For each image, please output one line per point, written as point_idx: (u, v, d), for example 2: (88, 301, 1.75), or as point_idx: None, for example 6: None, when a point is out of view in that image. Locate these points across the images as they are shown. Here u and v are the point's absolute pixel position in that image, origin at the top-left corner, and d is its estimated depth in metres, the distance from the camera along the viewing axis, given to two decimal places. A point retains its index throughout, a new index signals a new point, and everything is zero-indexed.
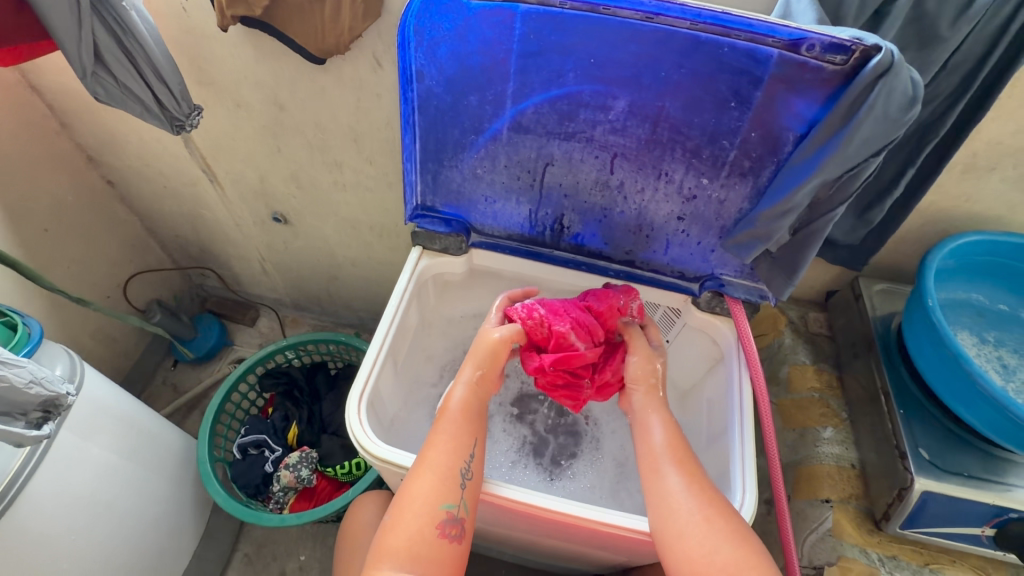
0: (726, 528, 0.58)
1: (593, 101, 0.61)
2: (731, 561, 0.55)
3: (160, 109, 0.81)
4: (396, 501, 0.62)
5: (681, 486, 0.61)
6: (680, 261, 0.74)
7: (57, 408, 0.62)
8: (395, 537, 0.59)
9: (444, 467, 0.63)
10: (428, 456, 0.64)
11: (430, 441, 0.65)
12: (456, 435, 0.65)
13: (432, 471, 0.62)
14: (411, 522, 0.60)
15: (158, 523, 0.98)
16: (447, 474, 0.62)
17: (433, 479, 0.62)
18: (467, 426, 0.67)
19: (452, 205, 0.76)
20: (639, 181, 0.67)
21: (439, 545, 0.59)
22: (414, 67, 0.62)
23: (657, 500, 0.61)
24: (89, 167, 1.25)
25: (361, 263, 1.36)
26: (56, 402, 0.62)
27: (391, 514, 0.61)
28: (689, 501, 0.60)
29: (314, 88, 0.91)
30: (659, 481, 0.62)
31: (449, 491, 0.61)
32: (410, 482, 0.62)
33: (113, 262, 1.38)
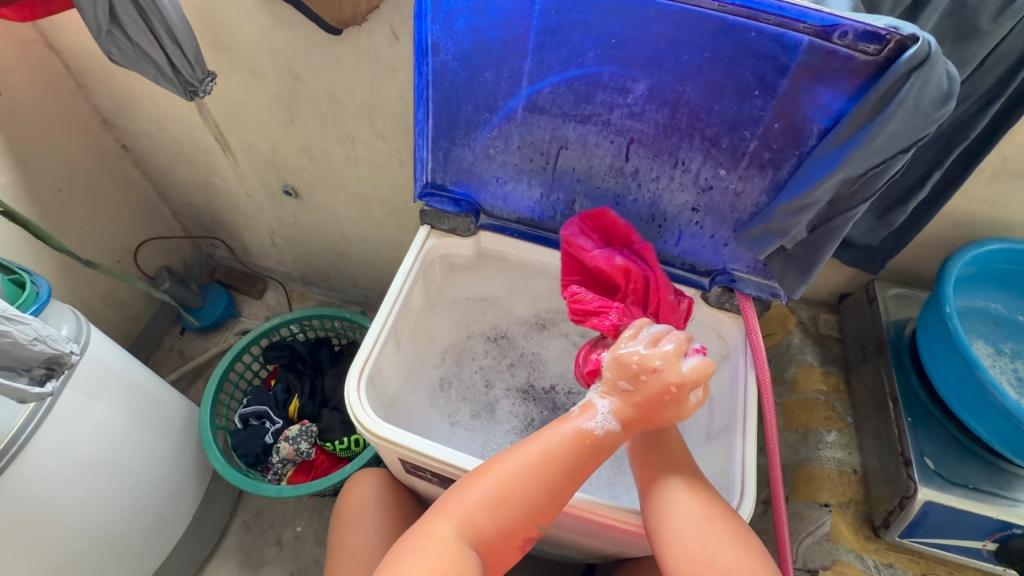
0: (722, 530, 0.57)
1: (612, 82, 0.59)
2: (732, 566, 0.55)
3: (173, 72, 0.80)
4: (498, 473, 0.61)
5: (683, 488, 0.61)
6: (691, 253, 0.72)
7: (60, 366, 0.63)
8: (484, 516, 0.58)
9: (560, 490, 0.61)
10: (541, 446, 0.62)
11: (545, 439, 0.62)
12: (580, 461, 0.61)
13: (532, 467, 0.60)
14: (506, 517, 0.59)
15: (160, 485, 1.00)
16: (547, 491, 0.60)
17: (546, 491, 0.60)
18: (590, 461, 0.62)
19: (462, 183, 0.74)
20: (654, 168, 0.65)
21: (508, 547, 0.60)
22: (429, 39, 0.60)
23: (658, 501, 0.61)
24: (104, 130, 1.25)
25: (370, 240, 1.36)
26: (60, 359, 0.62)
27: (494, 491, 0.59)
28: (688, 502, 0.60)
29: (328, 59, 0.90)
30: (660, 484, 0.62)
31: (541, 509, 0.60)
32: (508, 463, 0.61)
33: (125, 226, 1.38)
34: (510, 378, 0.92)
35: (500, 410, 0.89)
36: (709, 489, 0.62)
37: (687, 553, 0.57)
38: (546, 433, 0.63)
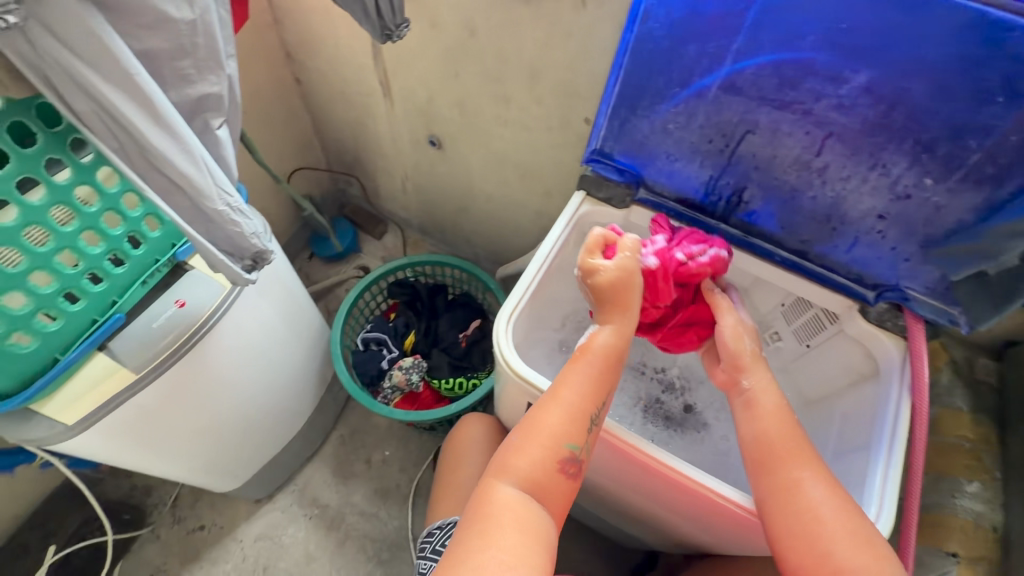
0: (851, 518, 0.56)
1: (826, 71, 0.57)
2: (857, 560, 0.54)
3: (376, 16, 0.86)
4: (524, 428, 0.63)
5: (813, 480, 0.59)
6: (862, 263, 0.69)
7: (263, 261, 0.71)
8: (521, 458, 0.60)
9: (577, 408, 0.63)
10: (558, 404, 0.63)
11: (571, 372, 0.65)
12: (596, 383, 0.65)
13: (567, 412, 0.62)
14: (536, 450, 0.61)
15: (290, 383, 1.12)
16: (567, 414, 0.62)
17: (564, 416, 0.62)
18: (611, 373, 0.66)
19: (629, 155, 0.75)
20: (847, 168, 0.62)
21: (556, 478, 0.61)
22: (642, 6, 0.61)
23: (781, 483, 0.59)
24: (285, 63, 1.38)
25: (495, 201, 1.42)
26: (264, 255, 0.70)
27: (517, 436, 0.63)
28: (818, 491, 0.58)
29: (510, 18, 0.93)
30: (793, 479, 0.59)
31: (574, 432, 0.62)
32: (544, 414, 0.63)
33: (285, 153, 1.54)
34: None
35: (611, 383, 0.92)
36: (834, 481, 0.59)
37: (807, 530, 0.56)
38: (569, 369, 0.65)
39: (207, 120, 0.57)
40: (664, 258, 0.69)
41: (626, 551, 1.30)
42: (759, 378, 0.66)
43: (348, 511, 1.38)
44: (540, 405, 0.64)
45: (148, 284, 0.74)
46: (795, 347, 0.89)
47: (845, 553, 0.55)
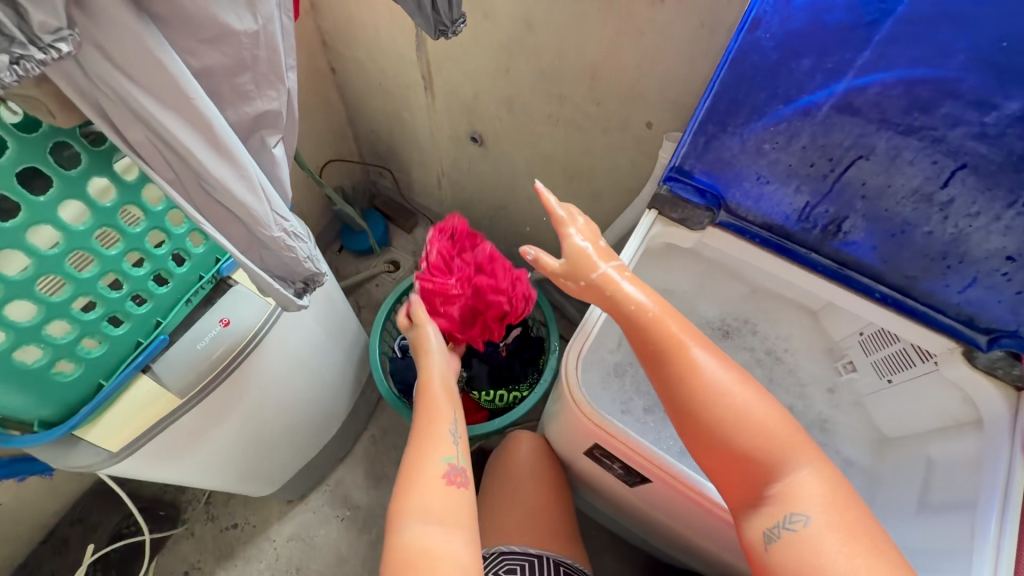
0: (749, 407, 0.55)
1: (970, 95, 0.49)
2: (774, 441, 0.54)
3: (432, 10, 0.79)
4: (404, 484, 0.60)
5: (732, 380, 0.57)
6: (976, 305, 0.62)
7: (314, 283, 0.67)
8: (420, 497, 0.58)
9: (432, 430, 0.65)
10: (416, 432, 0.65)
11: (427, 412, 0.67)
12: (433, 412, 0.67)
13: (427, 440, 0.63)
14: (430, 484, 0.59)
15: (328, 391, 1.09)
16: (434, 436, 0.64)
17: (431, 438, 0.64)
18: (452, 398, 0.70)
19: (712, 174, 0.68)
20: (977, 203, 0.55)
21: (455, 497, 0.59)
22: (753, 13, 0.54)
23: (678, 371, 0.57)
24: (321, 51, 1.31)
25: (537, 201, 1.35)
26: (316, 278, 0.66)
27: (400, 488, 0.59)
28: (723, 375, 0.57)
29: (574, 13, 0.85)
30: (682, 355, 0.58)
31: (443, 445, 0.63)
32: (412, 450, 0.63)
33: (317, 145, 1.48)
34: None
35: (669, 411, 0.87)
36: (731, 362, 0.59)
37: (727, 421, 0.55)
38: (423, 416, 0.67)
39: (264, 138, 0.52)
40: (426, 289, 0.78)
41: (663, 567, 1.27)
42: (635, 302, 0.60)
43: (379, 515, 1.36)
44: (412, 446, 0.64)
45: (192, 302, 0.70)
46: (873, 381, 0.83)
47: (746, 438, 0.54)
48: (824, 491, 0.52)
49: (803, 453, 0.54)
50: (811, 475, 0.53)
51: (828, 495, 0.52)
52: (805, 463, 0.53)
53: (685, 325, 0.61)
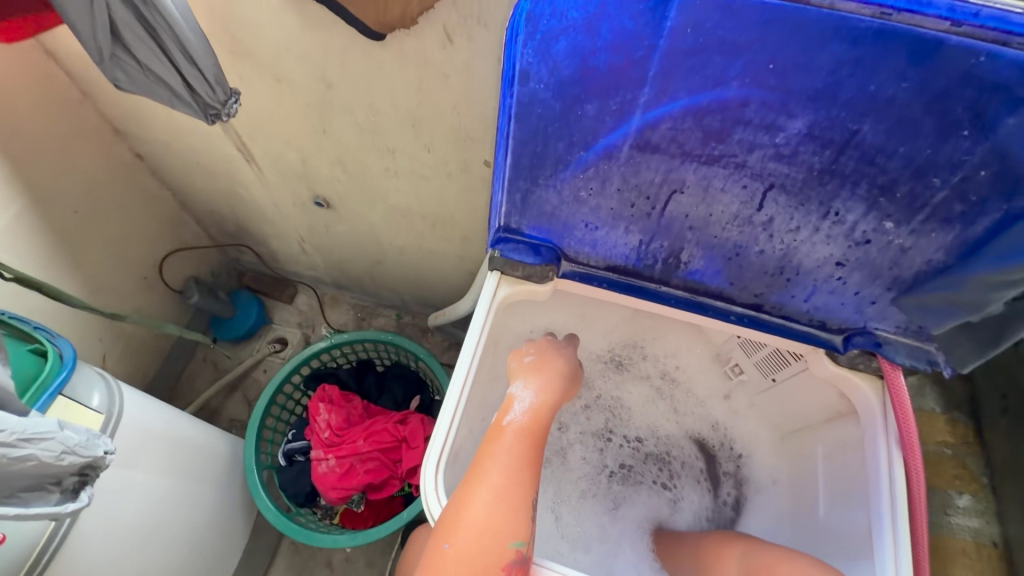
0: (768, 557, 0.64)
1: (757, 118, 0.45)
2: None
3: (190, 95, 0.68)
4: (452, 523, 0.54)
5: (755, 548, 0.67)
6: (825, 310, 0.60)
7: (94, 471, 0.55)
8: (448, 571, 0.51)
9: (509, 495, 0.56)
10: (487, 477, 0.57)
11: (499, 445, 0.61)
12: (525, 452, 0.60)
13: (498, 491, 0.56)
14: (473, 561, 0.52)
15: (205, 533, 0.94)
16: (494, 498, 0.55)
17: (493, 503, 0.55)
18: (536, 446, 0.62)
19: (541, 228, 0.62)
20: (795, 218, 0.52)
21: None
22: (518, 65, 0.46)
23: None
24: (116, 139, 1.13)
25: (409, 250, 1.25)
26: (93, 464, 0.54)
27: (448, 543, 0.53)
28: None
29: (368, 65, 0.76)
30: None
31: (516, 526, 0.55)
32: (477, 494, 0.55)
33: (149, 241, 1.29)
34: (586, 422, 0.87)
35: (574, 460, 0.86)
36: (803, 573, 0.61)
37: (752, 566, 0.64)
38: (495, 446, 0.61)
39: None
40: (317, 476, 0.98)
41: None
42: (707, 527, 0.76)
43: None
44: (458, 498, 0.56)
45: None
46: (760, 381, 0.81)
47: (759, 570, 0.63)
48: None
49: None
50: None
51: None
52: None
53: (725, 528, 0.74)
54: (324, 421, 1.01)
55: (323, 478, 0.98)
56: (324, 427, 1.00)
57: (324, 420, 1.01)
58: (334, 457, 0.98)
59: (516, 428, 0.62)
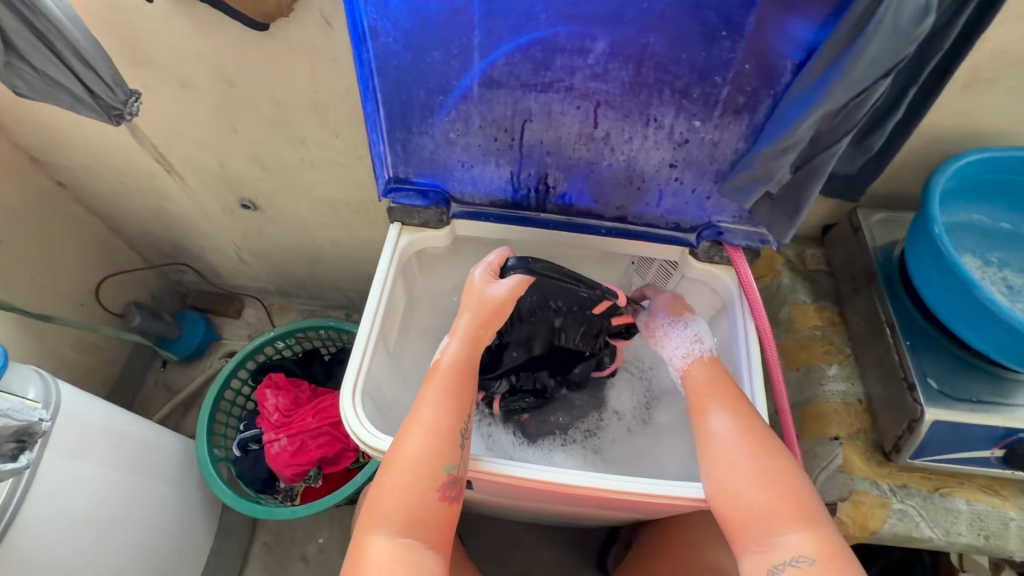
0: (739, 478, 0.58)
1: (569, 44, 0.55)
2: (764, 508, 0.56)
3: (92, 98, 0.74)
4: (391, 459, 0.60)
5: (727, 430, 0.61)
6: (675, 212, 0.70)
7: (29, 436, 0.70)
8: (390, 499, 0.58)
9: (438, 426, 0.61)
10: (420, 415, 0.62)
11: (430, 390, 0.64)
12: (453, 391, 0.64)
13: (428, 427, 0.61)
14: (409, 486, 0.58)
15: (167, 529, 0.97)
16: (428, 435, 0.60)
17: (426, 436, 0.60)
18: (465, 386, 0.66)
19: (426, 174, 0.70)
20: (626, 129, 0.62)
21: (436, 505, 0.59)
22: (366, 23, 0.55)
23: (706, 443, 0.62)
24: (35, 169, 1.16)
25: (342, 243, 1.31)
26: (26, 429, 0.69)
27: (386, 476, 0.59)
28: (730, 442, 0.60)
29: (261, 58, 0.83)
30: (704, 424, 0.63)
31: (446, 454, 0.60)
32: (410, 434, 0.61)
33: (81, 268, 1.30)
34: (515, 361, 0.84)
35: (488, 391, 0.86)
36: (759, 426, 0.62)
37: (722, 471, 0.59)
38: (427, 390, 0.65)
39: None
40: (269, 456, 1.03)
41: (592, 534, 1.27)
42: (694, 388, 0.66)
43: None
44: (398, 436, 0.62)
45: None
46: None
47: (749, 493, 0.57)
48: (815, 552, 0.53)
49: (793, 515, 0.55)
50: (804, 536, 0.54)
51: (825, 554, 0.52)
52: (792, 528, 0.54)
53: (722, 396, 0.64)
54: (270, 405, 1.06)
55: (275, 458, 1.03)
56: (271, 410, 1.06)
57: (270, 403, 1.07)
58: (285, 436, 1.03)
59: (443, 373, 0.66)
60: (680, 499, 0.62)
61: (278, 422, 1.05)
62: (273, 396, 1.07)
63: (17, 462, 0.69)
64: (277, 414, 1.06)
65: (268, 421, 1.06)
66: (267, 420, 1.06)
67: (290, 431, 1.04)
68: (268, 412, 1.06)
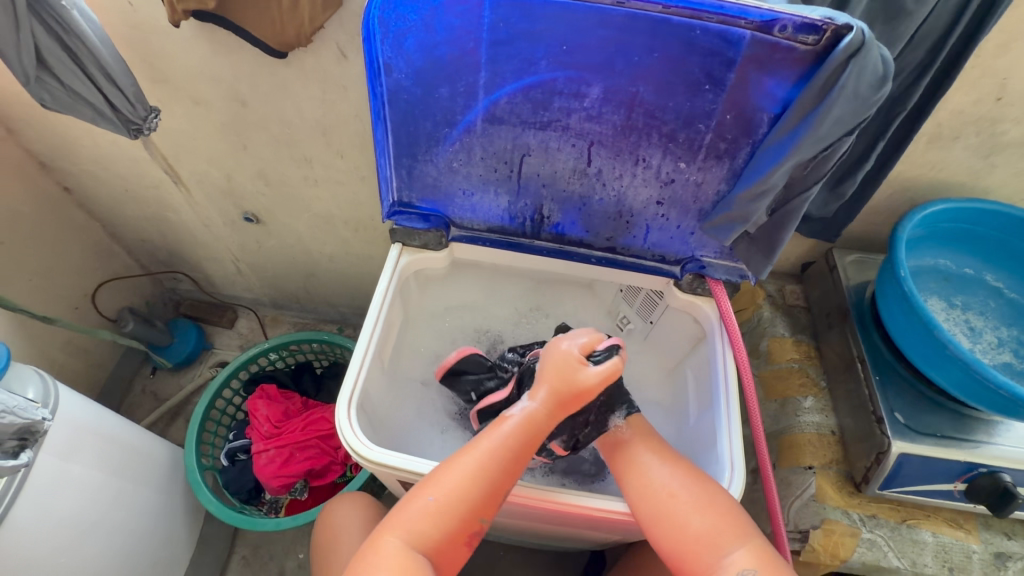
0: (677, 505, 0.61)
1: (567, 88, 0.60)
2: (707, 530, 0.59)
3: (112, 112, 0.78)
4: (444, 485, 0.60)
5: (655, 462, 0.65)
6: (660, 245, 0.76)
7: (31, 435, 0.71)
8: (424, 521, 0.59)
9: (493, 472, 0.61)
10: (474, 457, 0.61)
11: (488, 442, 0.62)
12: (515, 456, 0.62)
13: (479, 470, 0.61)
14: (423, 518, 0.59)
15: (149, 533, 0.97)
16: (490, 485, 0.61)
17: (485, 483, 0.61)
18: (523, 453, 0.62)
19: (428, 199, 0.75)
20: (617, 167, 0.67)
21: (453, 547, 0.60)
22: (381, 60, 0.59)
23: (636, 482, 0.64)
24: (42, 174, 1.18)
25: (339, 258, 1.34)
26: (31, 428, 0.71)
27: (433, 498, 0.60)
28: (664, 475, 0.64)
29: (275, 81, 0.87)
30: (633, 463, 0.66)
31: (484, 505, 0.61)
32: (453, 474, 0.61)
33: (78, 271, 1.32)
34: None
35: None
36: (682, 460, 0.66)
37: (653, 500, 0.62)
38: (488, 436, 0.63)
39: None
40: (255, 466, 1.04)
41: (572, 558, 1.26)
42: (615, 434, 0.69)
43: None
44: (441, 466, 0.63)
45: None
46: (642, 327, 0.90)
47: (694, 522, 0.60)
48: (756, 564, 0.56)
49: (734, 533, 0.59)
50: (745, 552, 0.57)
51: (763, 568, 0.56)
52: (738, 546, 0.58)
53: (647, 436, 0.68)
54: (258, 413, 1.08)
55: (260, 470, 1.04)
56: (258, 419, 1.08)
57: (260, 411, 1.09)
58: (273, 447, 1.05)
59: (508, 433, 0.62)
60: None
61: (264, 431, 1.07)
62: (258, 407, 1.09)
63: (16, 460, 0.69)
64: (262, 426, 1.07)
65: (256, 430, 1.08)
66: (254, 430, 1.08)
67: (273, 443, 1.05)
68: (256, 420, 1.08)
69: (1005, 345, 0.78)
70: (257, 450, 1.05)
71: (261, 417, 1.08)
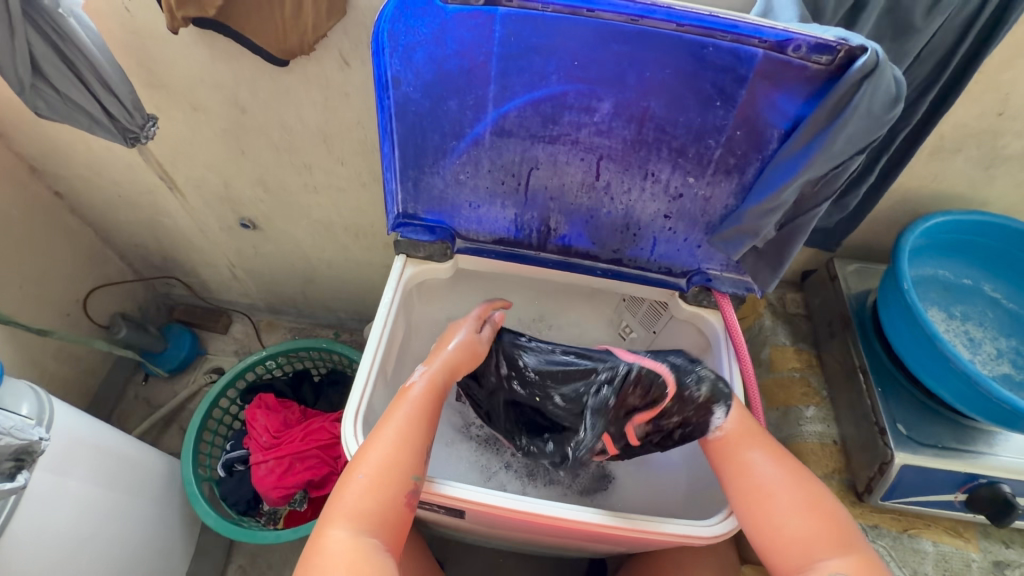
0: (784, 505, 0.60)
1: (577, 103, 0.59)
2: (806, 535, 0.58)
3: (110, 120, 0.77)
4: (370, 458, 0.61)
5: (763, 459, 0.63)
6: (667, 257, 0.75)
7: (29, 455, 0.69)
8: (360, 498, 0.58)
9: (411, 435, 0.63)
10: (392, 423, 0.64)
11: (398, 410, 0.65)
12: (427, 413, 0.66)
13: (399, 436, 0.63)
14: (365, 490, 0.59)
15: (145, 546, 0.95)
16: (414, 443, 0.63)
17: (409, 446, 0.62)
18: (435, 411, 0.67)
19: (434, 211, 0.74)
20: (626, 181, 0.66)
21: (398, 510, 0.60)
22: (389, 73, 0.59)
23: (739, 475, 0.63)
24: (32, 178, 1.16)
25: (337, 264, 1.32)
26: (29, 448, 0.68)
27: (363, 474, 0.60)
28: (770, 471, 0.62)
29: (276, 87, 0.86)
30: (740, 457, 0.63)
31: (413, 462, 0.62)
32: (378, 444, 0.62)
33: (70, 277, 1.29)
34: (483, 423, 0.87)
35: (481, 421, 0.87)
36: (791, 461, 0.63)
37: (758, 498, 0.61)
38: (397, 406, 0.66)
39: None
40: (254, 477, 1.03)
41: (573, 564, 1.26)
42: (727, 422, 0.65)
43: None
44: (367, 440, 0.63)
45: None
46: (646, 337, 0.90)
47: (793, 524, 0.59)
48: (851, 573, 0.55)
49: (833, 542, 0.57)
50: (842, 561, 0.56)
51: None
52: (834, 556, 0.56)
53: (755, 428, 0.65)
54: (256, 424, 1.07)
55: (260, 481, 1.03)
56: (256, 431, 1.07)
57: (258, 422, 1.08)
58: (272, 458, 1.04)
59: (416, 396, 0.67)
60: (666, 535, 0.64)
61: (263, 442, 1.06)
62: (256, 418, 1.08)
63: (15, 482, 0.67)
64: (260, 437, 1.06)
65: (255, 441, 1.07)
66: (253, 442, 1.07)
67: (273, 454, 1.04)
68: (254, 432, 1.07)
69: (1004, 355, 0.79)
70: (255, 461, 1.04)
71: (259, 428, 1.07)
